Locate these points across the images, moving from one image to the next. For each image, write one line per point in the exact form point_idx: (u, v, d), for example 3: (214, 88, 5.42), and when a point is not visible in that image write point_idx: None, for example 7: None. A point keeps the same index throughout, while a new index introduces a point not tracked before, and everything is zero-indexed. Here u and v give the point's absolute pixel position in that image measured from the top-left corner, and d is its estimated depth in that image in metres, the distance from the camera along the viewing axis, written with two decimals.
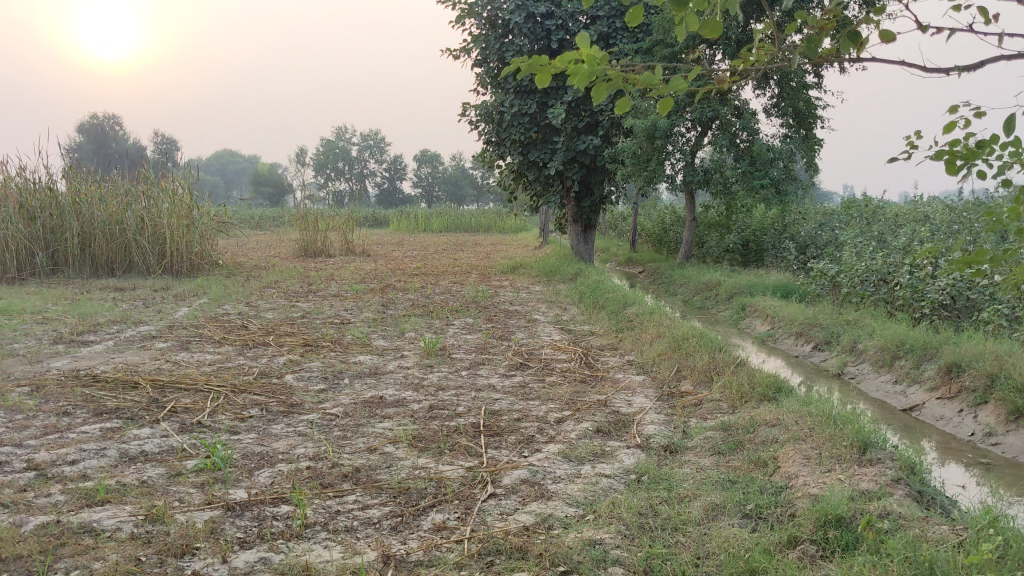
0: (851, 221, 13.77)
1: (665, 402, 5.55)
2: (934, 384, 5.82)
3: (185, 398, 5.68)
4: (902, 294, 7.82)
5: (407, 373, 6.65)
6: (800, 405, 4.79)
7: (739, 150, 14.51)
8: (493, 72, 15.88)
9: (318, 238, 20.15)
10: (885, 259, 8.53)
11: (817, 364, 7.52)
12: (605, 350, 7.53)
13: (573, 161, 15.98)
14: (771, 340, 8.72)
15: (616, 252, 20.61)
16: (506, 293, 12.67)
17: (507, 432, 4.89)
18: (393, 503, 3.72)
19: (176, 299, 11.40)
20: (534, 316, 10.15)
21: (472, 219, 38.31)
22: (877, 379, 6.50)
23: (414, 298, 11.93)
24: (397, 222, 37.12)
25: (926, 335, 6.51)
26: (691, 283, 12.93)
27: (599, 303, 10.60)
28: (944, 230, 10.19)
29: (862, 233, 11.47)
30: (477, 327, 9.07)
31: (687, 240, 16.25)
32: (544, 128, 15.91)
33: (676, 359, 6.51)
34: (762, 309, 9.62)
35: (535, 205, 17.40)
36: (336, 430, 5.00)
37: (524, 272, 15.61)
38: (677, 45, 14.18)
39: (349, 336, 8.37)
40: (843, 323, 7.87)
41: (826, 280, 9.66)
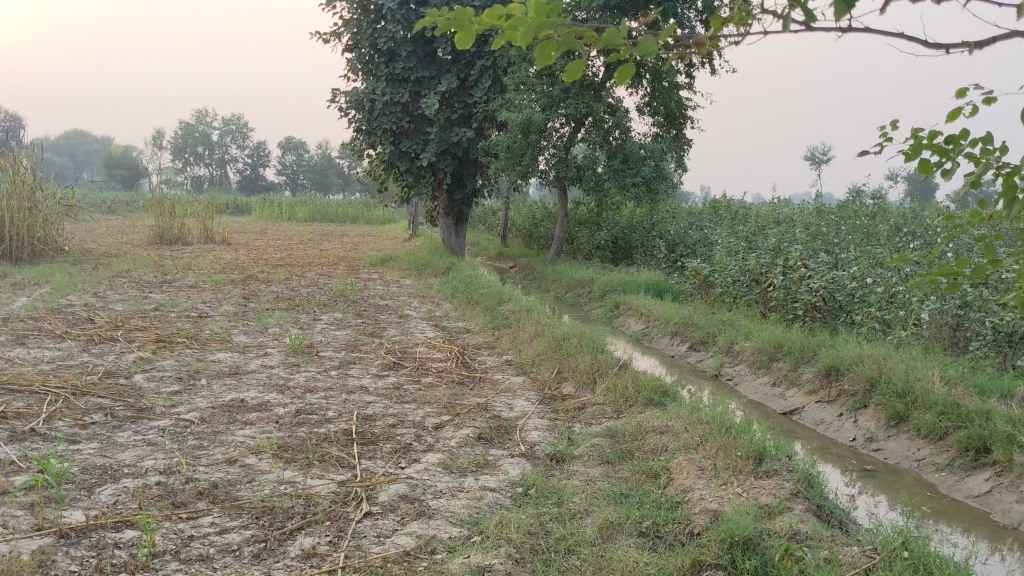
0: (719, 221, 13.96)
1: (547, 406, 5.30)
2: (812, 387, 5.79)
3: (17, 401, 5.05)
4: (776, 295, 7.87)
5: (271, 373, 6.17)
6: (688, 412, 4.61)
7: (612, 147, 14.51)
8: (364, 58, 15.35)
9: (174, 224, 19.12)
10: (758, 260, 8.54)
11: (694, 364, 7.44)
12: (482, 349, 7.25)
13: (446, 153, 15.64)
14: (646, 339, 8.62)
15: (486, 246, 20.38)
16: (377, 286, 12.25)
17: (381, 440, 4.53)
18: (255, 526, 3.32)
19: (15, 288, 10.47)
20: (406, 311, 9.78)
21: (339, 209, 37.43)
22: (754, 382, 6.44)
23: (279, 290, 11.35)
24: (259, 209, 35.85)
25: (802, 337, 6.50)
26: (564, 280, 12.82)
27: (473, 298, 10.32)
28: (811, 232, 10.39)
29: (732, 233, 11.61)
30: (347, 323, 8.63)
31: (558, 236, 16.14)
32: (417, 118, 15.51)
33: (556, 361, 6.28)
34: (636, 307, 9.55)
35: (406, 196, 16.97)
36: (190, 439, 4.52)
37: (394, 265, 15.21)
38: None
39: (206, 331, 7.79)
40: (718, 323, 7.84)
41: (699, 280, 9.66)
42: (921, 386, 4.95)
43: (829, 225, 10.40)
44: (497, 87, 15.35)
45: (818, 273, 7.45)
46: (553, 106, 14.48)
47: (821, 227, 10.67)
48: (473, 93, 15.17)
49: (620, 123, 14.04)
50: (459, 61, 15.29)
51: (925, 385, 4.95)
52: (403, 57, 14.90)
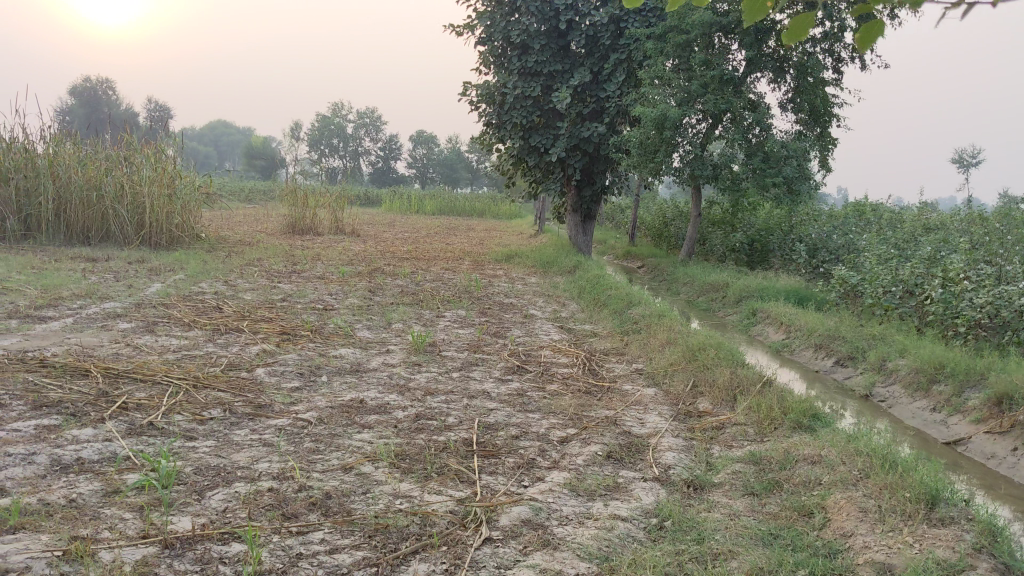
0: (866, 226, 13.17)
1: (682, 423, 4.92)
2: (981, 416, 5.21)
3: (139, 392, 5.00)
4: (934, 309, 7.22)
5: (392, 372, 5.98)
6: (843, 441, 4.14)
7: (751, 145, 13.90)
8: (497, 51, 15.20)
9: (307, 214, 19.46)
10: (913, 269, 7.91)
11: (841, 382, 6.89)
12: (610, 356, 6.89)
13: (576, 149, 15.31)
14: (786, 351, 8.09)
15: (614, 245, 19.95)
16: (502, 283, 12.02)
17: (503, 453, 4.24)
18: (367, 546, 3.07)
19: (151, 273, 10.70)
20: (531, 311, 9.49)
21: (466, 203, 37.60)
22: (911, 406, 5.87)
23: (403, 284, 11.26)
24: (389, 202, 36.33)
25: (967, 358, 5.89)
26: (695, 283, 12.31)
27: (600, 300, 9.96)
28: (972, 242, 9.60)
29: (883, 240, 10.85)
30: (471, 322, 8.41)
31: (690, 236, 15.56)
32: (548, 113, 15.24)
33: (691, 373, 5.87)
34: (775, 315, 9.00)
35: (534, 192, 16.72)
36: (307, 441, 4.34)
37: (519, 262, 14.98)
38: (691, 32, 13.58)
39: (330, 325, 7.69)
40: (868, 338, 7.27)
41: (844, 288, 9.03)
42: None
43: (993, 235, 9.58)
44: (632, 82, 14.94)
45: (984, 287, 6.79)
46: (689, 102, 13.97)
47: (981, 236, 9.83)
48: (606, 87, 14.80)
49: (760, 120, 13.43)
50: (594, 55, 14.95)
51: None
52: (536, 50, 14.66)
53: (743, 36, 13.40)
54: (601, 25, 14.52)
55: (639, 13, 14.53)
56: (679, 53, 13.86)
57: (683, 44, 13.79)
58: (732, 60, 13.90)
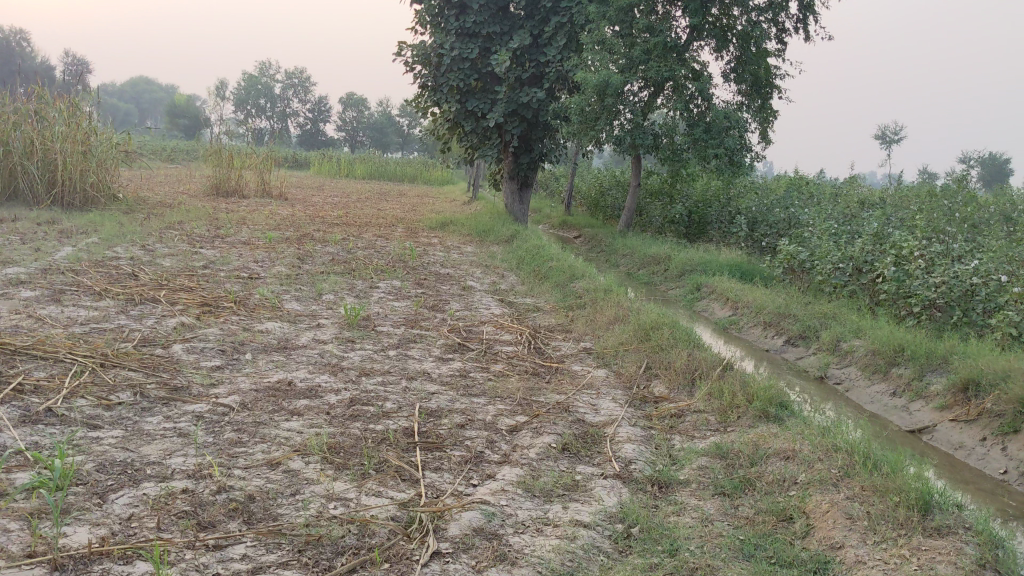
0: (807, 200, 13.03)
1: (638, 410, 4.59)
2: (944, 403, 5.00)
3: (37, 372, 4.46)
4: (887, 288, 7.03)
5: (323, 350, 5.51)
6: (818, 436, 3.85)
7: (693, 116, 13.60)
8: (434, 11, 14.62)
9: (232, 176, 18.64)
10: (864, 245, 7.70)
11: (793, 362, 6.65)
12: (555, 333, 6.52)
13: (514, 114, 14.86)
14: (733, 329, 7.83)
15: (550, 214, 19.60)
16: (437, 252, 11.57)
17: (448, 446, 3.84)
18: (296, 564, 2.65)
19: (61, 235, 9.97)
20: (469, 282, 9.08)
21: (397, 168, 36.86)
22: (869, 390, 5.65)
23: (334, 251, 10.73)
24: (317, 166, 35.34)
25: (927, 340, 5.68)
26: (636, 255, 12.02)
27: (540, 272, 9.60)
28: (917, 220, 9.49)
29: (828, 214, 10.68)
30: (406, 294, 7.96)
31: (630, 206, 15.26)
32: (486, 77, 14.76)
33: (645, 354, 5.55)
34: (721, 290, 8.76)
35: (470, 159, 16.24)
36: (228, 430, 3.87)
37: (455, 230, 14.52)
38: None
39: (255, 296, 7.15)
40: (819, 316, 7.04)
41: (790, 264, 8.82)
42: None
43: (939, 213, 9.48)
44: (573, 46, 14.52)
45: (939, 266, 6.60)
46: (631, 69, 13.61)
47: (924, 214, 9.73)
48: (546, 51, 14.37)
49: (703, 90, 13.14)
50: (534, 17, 14.50)
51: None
52: (475, 10, 14.15)
53: (687, 3, 13.06)
54: None
55: None
56: (622, 18, 13.47)
57: (626, 9, 13.39)
58: (675, 28, 13.57)
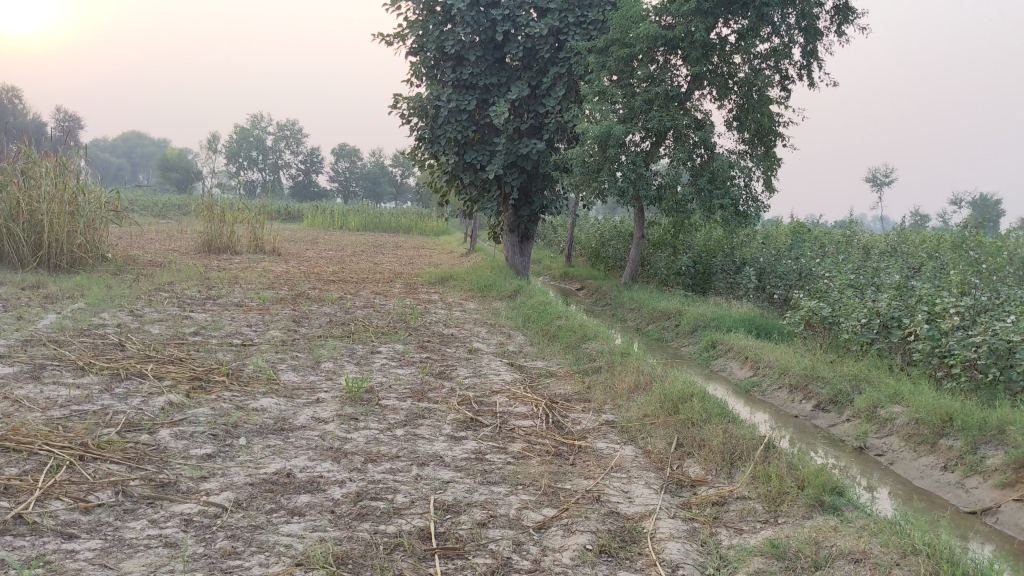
0: (816, 248, 12.70)
1: (676, 498, 4.17)
2: (1006, 480, 4.60)
3: (8, 469, 4.00)
4: (921, 347, 6.65)
5: (324, 431, 5.06)
6: (889, 535, 3.45)
7: (696, 166, 13.31)
8: (429, 63, 14.37)
9: (224, 231, 18.27)
10: (891, 300, 7.34)
11: (826, 429, 6.24)
12: (573, 404, 6.08)
13: (513, 166, 14.56)
14: (756, 392, 7.41)
15: (550, 266, 19.28)
16: (438, 311, 11.16)
17: (471, 551, 3.40)
18: None
19: (46, 301, 9.53)
20: (476, 344, 8.66)
21: (392, 219, 36.63)
22: (916, 464, 5.25)
23: (332, 311, 10.31)
24: (311, 219, 35.07)
25: (977, 408, 5.29)
26: (644, 309, 11.64)
27: (549, 331, 9.20)
28: (938, 270, 9.15)
29: (844, 264, 10.32)
30: (410, 359, 7.53)
31: (633, 258, 14.90)
32: (483, 128, 14.47)
33: (674, 430, 5.14)
34: (739, 349, 8.37)
35: (468, 211, 15.90)
36: (221, 538, 3.42)
37: (455, 284, 14.16)
38: (636, 46, 12.98)
39: (249, 367, 6.70)
40: (850, 379, 6.65)
41: (810, 320, 8.45)
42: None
43: (961, 263, 9.15)
44: (571, 97, 14.29)
45: (979, 324, 6.23)
46: (632, 119, 13.36)
47: (944, 266, 9.39)
48: (545, 102, 14.11)
49: (706, 139, 12.88)
50: (531, 68, 14.32)
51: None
52: (471, 62, 13.92)
53: (689, 51, 12.85)
54: (539, 37, 13.91)
55: (580, 26, 14.13)
56: (622, 67, 13.25)
57: (626, 58, 13.18)
58: (676, 77, 13.36)
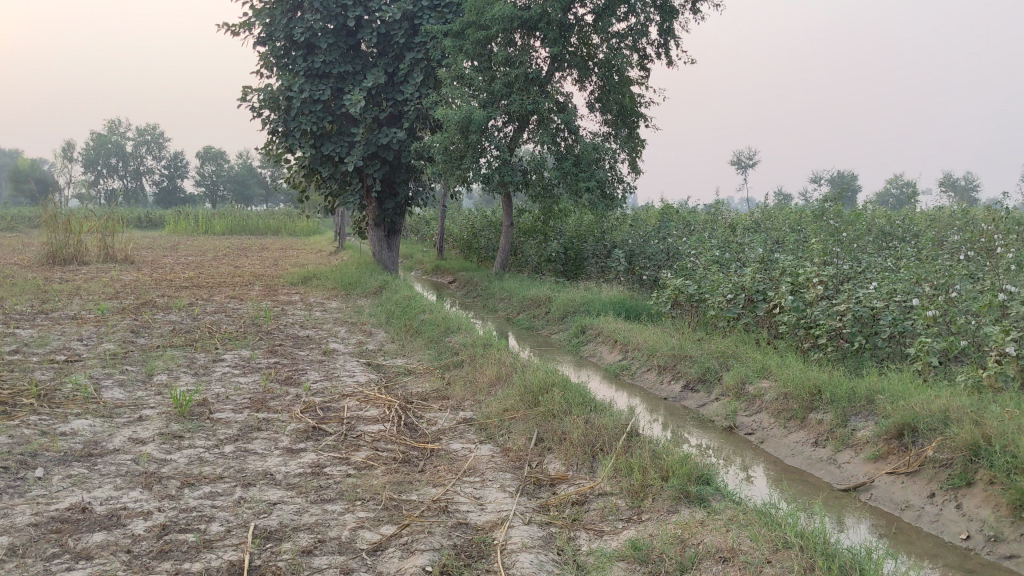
0: (683, 226, 12.61)
1: (533, 501, 3.76)
2: (878, 452, 4.39)
3: None
4: (787, 319, 6.46)
5: (140, 454, 4.44)
6: (759, 526, 3.13)
7: (561, 150, 13.03)
8: (278, 52, 13.63)
9: (70, 242, 17.02)
10: (755, 273, 7.15)
11: (695, 410, 5.97)
12: (430, 403, 5.61)
13: (373, 157, 13.97)
14: (626, 376, 7.11)
15: (421, 260, 18.78)
16: (297, 311, 10.52)
17: None
18: None
19: None
20: (332, 345, 8.10)
21: (260, 222, 35.39)
22: (786, 441, 5.02)
23: (177, 318, 9.55)
24: (173, 225, 33.51)
25: (846, 379, 5.10)
26: (513, 298, 11.28)
27: (412, 326, 8.71)
28: (800, 242, 9.08)
29: (711, 241, 10.19)
30: (255, 366, 6.92)
31: (502, 246, 14.53)
32: (340, 119, 13.83)
33: (535, 424, 4.74)
34: (609, 332, 8.08)
35: (329, 207, 15.22)
36: None
37: (317, 283, 13.51)
38: (492, 28, 12.56)
39: (67, 386, 5.97)
40: (718, 356, 6.41)
41: (677, 299, 8.23)
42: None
43: (821, 232, 9.15)
44: (430, 83, 13.81)
45: (842, 292, 6.08)
46: (493, 103, 12.96)
47: (807, 238, 9.35)
48: (403, 89, 13.60)
49: (570, 121, 12.59)
50: (386, 55, 13.79)
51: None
52: (324, 49, 13.28)
53: (546, 32, 12.55)
54: (393, 23, 13.41)
55: (434, 10, 13.70)
56: (479, 50, 12.83)
57: (483, 41, 12.77)
58: (535, 59, 13.04)
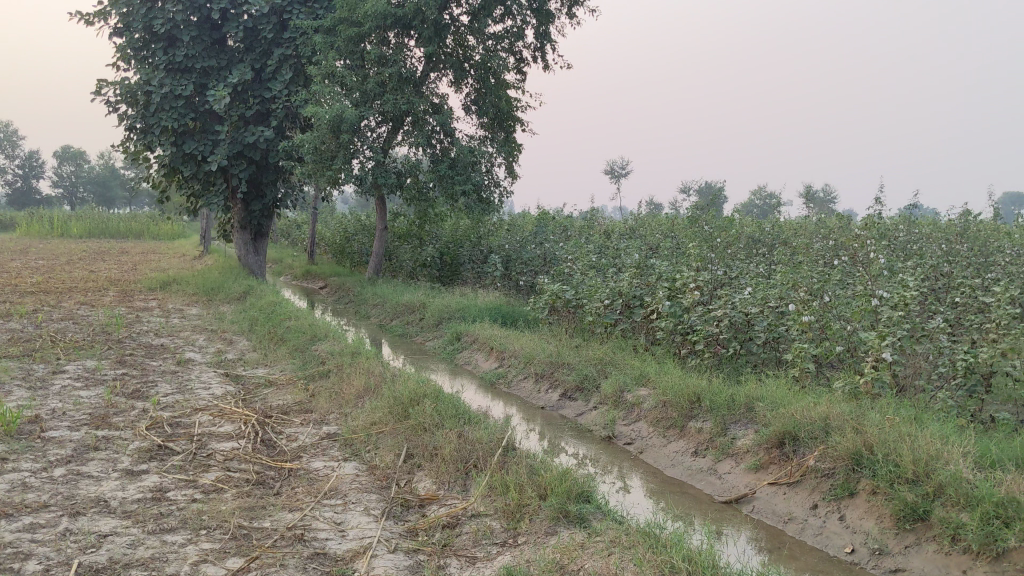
0: (560, 231, 12.49)
1: (400, 525, 3.44)
2: (758, 462, 4.27)
3: None
4: (664, 325, 6.34)
5: None
6: (643, 550, 2.91)
7: (436, 152, 12.73)
8: (136, 44, 12.84)
9: None
10: (632, 278, 7.02)
11: (572, 420, 5.76)
12: (291, 417, 5.21)
13: (239, 157, 13.33)
14: (502, 384, 6.86)
15: (291, 265, 18.13)
16: (153, 319, 9.85)
17: None
18: None
19: None
20: (189, 354, 7.55)
21: (121, 225, 33.71)
22: (665, 451, 4.85)
23: (17, 327, 8.76)
24: (24, 227, 31.54)
25: (725, 386, 4.98)
26: (386, 304, 10.92)
27: (276, 334, 8.23)
28: (675, 248, 9.05)
29: (587, 246, 10.08)
30: (100, 378, 6.33)
31: (376, 252, 14.10)
32: (203, 116, 13.14)
33: (403, 438, 4.43)
34: (484, 340, 7.82)
35: (192, 208, 14.47)
36: None
37: (178, 289, 12.77)
38: (364, 25, 12.13)
39: None
40: (594, 363, 6.24)
41: (554, 305, 8.04)
42: (951, 454, 3.43)
43: (695, 238, 9.14)
44: (300, 81, 13.30)
45: (718, 298, 6.00)
46: (366, 102, 12.55)
47: (682, 245, 9.32)
48: (271, 86, 13.03)
49: (445, 123, 12.31)
50: (254, 50, 13.18)
51: (950, 452, 3.49)
52: (186, 42, 12.59)
53: (420, 31, 12.23)
54: (261, 17, 12.84)
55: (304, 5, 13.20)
56: (351, 48, 12.41)
57: (356, 39, 12.35)
58: (410, 58, 12.70)
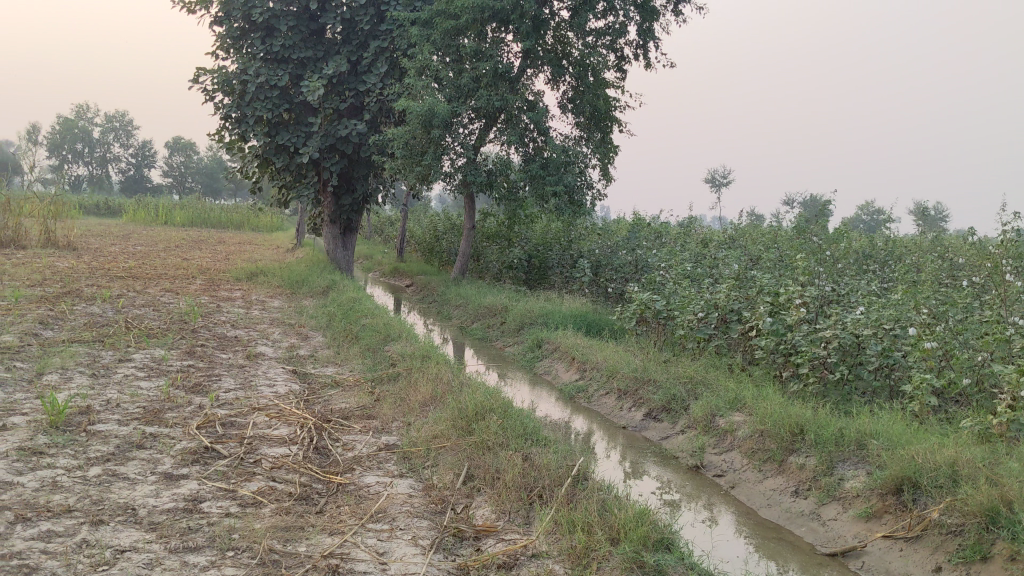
0: (654, 238, 11.84)
1: (450, 561, 3.01)
2: (870, 510, 3.70)
3: None
4: (764, 343, 5.77)
5: None
6: None
7: (528, 151, 12.30)
8: (235, 32, 12.78)
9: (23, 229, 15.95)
10: (731, 290, 6.44)
11: (657, 443, 5.25)
12: (351, 423, 4.85)
13: (330, 149, 13.17)
14: (582, 399, 6.38)
15: (381, 261, 17.97)
16: (232, 309, 9.68)
17: None
18: None
19: None
20: (261, 348, 7.28)
21: (224, 215, 34.30)
22: (761, 487, 4.31)
23: (98, 311, 8.66)
24: (132, 213, 32.33)
25: (832, 418, 4.41)
26: (469, 306, 10.56)
27: (352, 331, 7.92)
28: (777, 260, 8.40)
29: (684, 255, 9.48)
30: (164, 368, 6.09)
31: (463, 252, 13.75)
32: (297, 107, 13.01)
33: (466, 456, 4.01)
34: (567, 349, 7.35)
35: (283, 200, 14.39)
36: None
37: (264, 280, 12.68)
38: (461, 18, 11.79)
39: None
40: (685, 381, 5.71)
41: (643, 316, 7.52)
42: None
43: (801, 251, 8.48)
44: (395, 75, 13.06)
45: (826, 317, 5.40)
46: (460, 98, 12.22)
47: (785, 257, 8.66)
48: (365, 79, 12.82)
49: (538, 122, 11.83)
50: (350, 42, 12.97)
51: None
52: (283, 32, 12.46)
53: (519, 25, 11.83)
54: (359, 8, 12.65)
55: None
56: (447, 42, 12.10)
57: (452, 32, 12.03)
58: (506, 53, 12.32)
